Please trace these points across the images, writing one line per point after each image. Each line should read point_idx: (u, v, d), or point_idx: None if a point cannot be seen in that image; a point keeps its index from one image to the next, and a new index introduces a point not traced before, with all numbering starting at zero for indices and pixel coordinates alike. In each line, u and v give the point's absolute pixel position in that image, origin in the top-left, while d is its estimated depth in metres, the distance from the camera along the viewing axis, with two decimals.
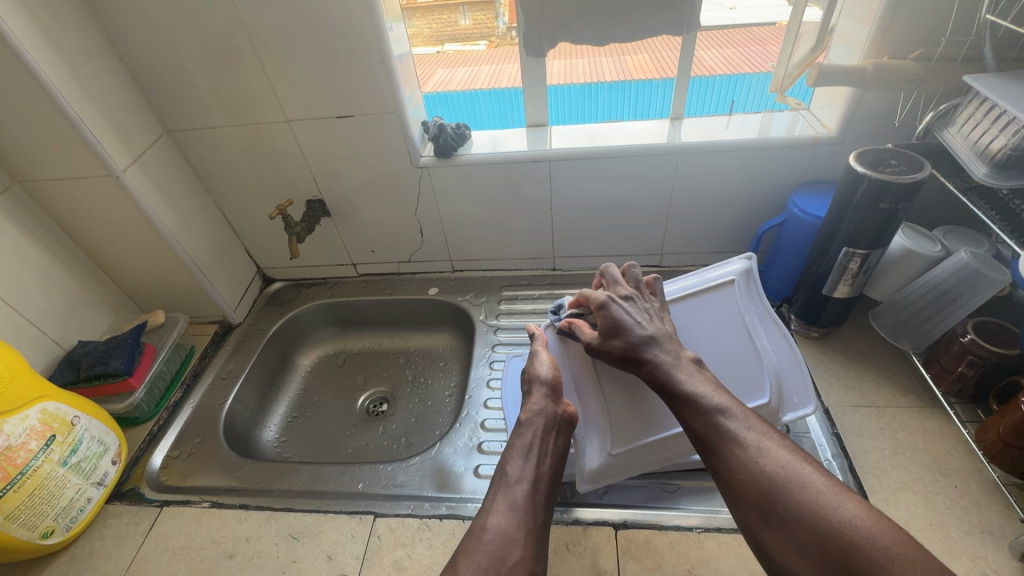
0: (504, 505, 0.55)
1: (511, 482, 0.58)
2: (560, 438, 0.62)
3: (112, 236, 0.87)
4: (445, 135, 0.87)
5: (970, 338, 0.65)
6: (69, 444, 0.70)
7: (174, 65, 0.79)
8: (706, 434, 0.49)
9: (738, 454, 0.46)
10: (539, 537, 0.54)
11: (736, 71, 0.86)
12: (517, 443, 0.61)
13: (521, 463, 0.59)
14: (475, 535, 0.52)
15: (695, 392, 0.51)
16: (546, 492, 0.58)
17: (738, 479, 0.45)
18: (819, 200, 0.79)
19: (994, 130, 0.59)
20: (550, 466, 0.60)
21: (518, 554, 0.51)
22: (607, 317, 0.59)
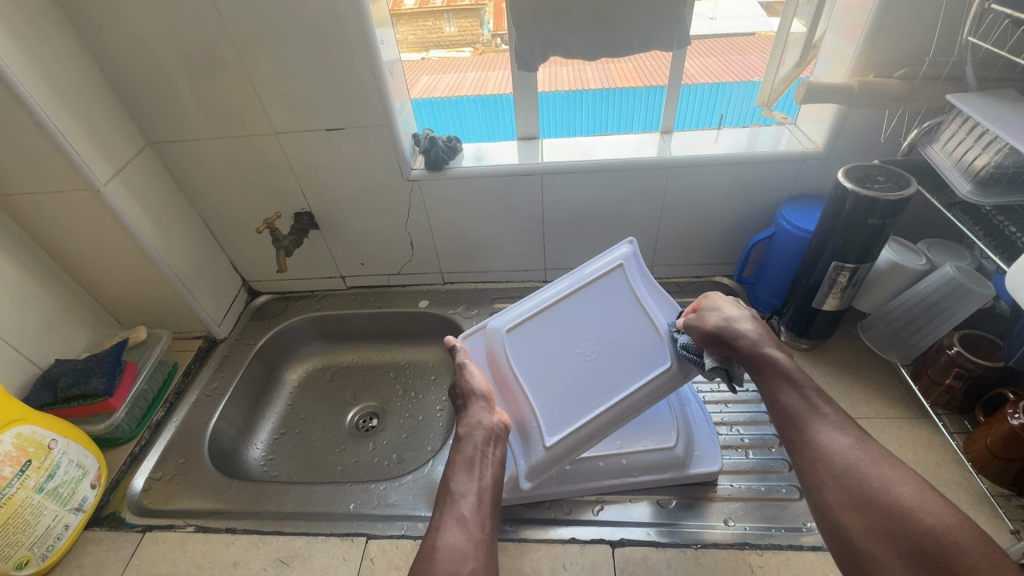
0: (452, 521, 0.54)
1: (456, 497, 0.56)
2: (498, 448, 0.62)
3: (91, 251, 0.84)
4: (437, 148, 0.86)
5: (957, 351, 0.66)
6: (46, 469, 0.67)
7: (158, 76, 0.77)
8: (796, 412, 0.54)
9: (829, 438, 0.50)
10: (489, 546, 0.53)
11: (718, 80, 0.86)
12: (464, 456, 0.60)
13: (465, 476, 0.58)
14: (425, 555, 0.50)
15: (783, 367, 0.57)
16: (490, 503, 0.58)
17: (832, 457, 0.49)
18: (807, 214, 0.81)
19: (977, 147, 0.61)
20: (493, 477, 0.60)
21: (473, 564, 0.50)
22: (721, 305, 0.66)
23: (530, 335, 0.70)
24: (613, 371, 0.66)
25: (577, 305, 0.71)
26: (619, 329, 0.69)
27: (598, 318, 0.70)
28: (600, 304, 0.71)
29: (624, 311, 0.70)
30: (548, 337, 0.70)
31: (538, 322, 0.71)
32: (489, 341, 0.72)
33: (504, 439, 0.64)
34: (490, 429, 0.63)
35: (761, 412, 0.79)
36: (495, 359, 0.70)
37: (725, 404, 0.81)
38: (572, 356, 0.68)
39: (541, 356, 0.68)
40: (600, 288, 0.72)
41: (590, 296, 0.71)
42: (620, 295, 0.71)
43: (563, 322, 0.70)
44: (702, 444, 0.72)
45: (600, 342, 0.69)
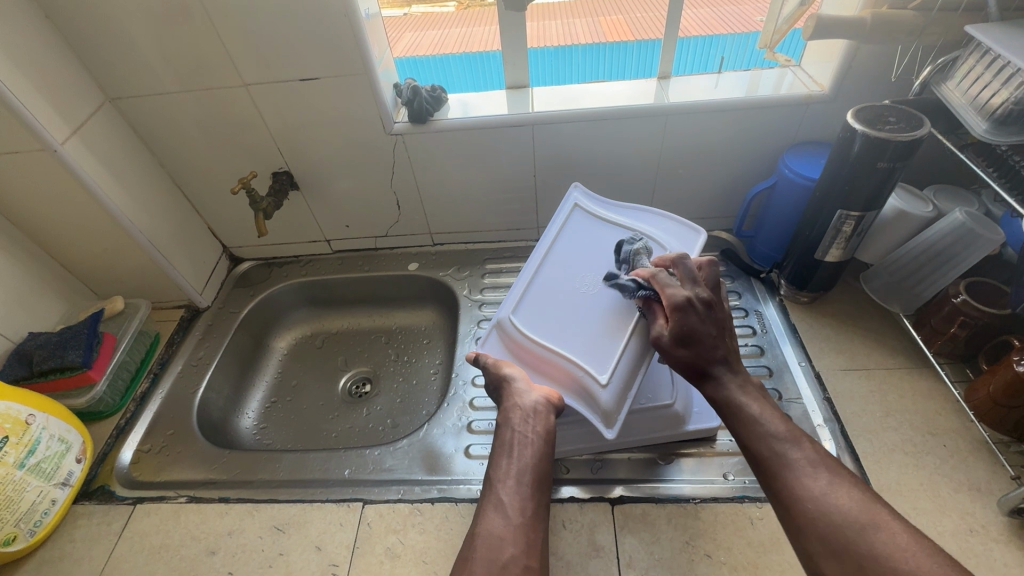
0: (489, 507, 0.52)
1: (495, 484, 0.55)
2: (540, 422, 0.59)
3: (55, 217, 0.79)
4: (420, 99, 0.80)
5: (962, 299, 0.64)
6: (25, 445, 0.64)
7: (110, 21, 0.70)
8: (767, 459, 0.47)
9: (808, 482, 0.44)
10: (531, 529, 0.51)
11: (711, 32, 0.85)
12: (506, 440, 0.58)
13: (506, 460, 0.57)
14: (465, 545, 0.50)
15: (761, 420, 0.49)
16: (534, 484, 0.54)
17: (803, 505, 0.43)
18: (810, 161, 0.77)
19: (996, 83, 0.57)
20: (535, 454, 0.57)
21: (511, 551, 0.48)
22: (688, 320, 0.53)
23: (534, 302, 0.68)
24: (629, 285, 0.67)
25: (564, 256, 0.73)
26: (610, 252, 0.72)
27: (587, 254, 0.72)
28: (584, 245, 0.73)
29: (605, 237, 0.74)
30: (553, 292, 0.68)
31: (534, 290, 0.69)
32: (505, 333, 0.67)
33: (553, 411, 0.60)
34: (527, 406, 0.59)
35: (760, 366, 0.76)
36: (509, 338, 0.67)
37: None
38: (587, 298, 0.67)
39: (557, 312, 0.66)
40: (580, 232, 0.75)
41: (572, 239, 0.74)
42: (592, 229, 0.75)
43: (557, 275, 0.70)
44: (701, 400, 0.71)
45: (602, 275, 0.69)
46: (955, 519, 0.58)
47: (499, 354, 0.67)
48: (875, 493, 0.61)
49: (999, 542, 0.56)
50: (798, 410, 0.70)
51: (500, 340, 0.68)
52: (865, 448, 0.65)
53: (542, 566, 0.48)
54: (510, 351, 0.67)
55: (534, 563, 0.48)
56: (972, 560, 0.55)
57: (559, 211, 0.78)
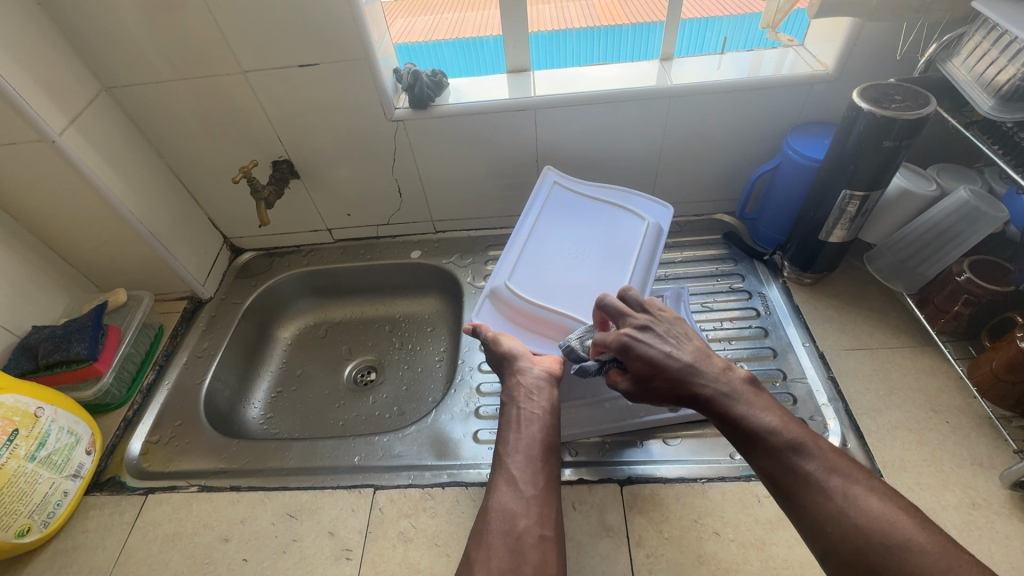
0: (502, 481, 0.52)
1: (505, 456, 0.54)
2: (543, 395, 0.59)
3: (54, 210, 0.79)
4: (421, 84, 0.80)
5: (966, 277, 0.65)
6: (36, 438, 0.64)
7: (104, 7, 0.69)
8: (783, 479, 0.44)
9: (822, 494, 0.42)
10: (544, 501, 0.50)
11: (705, 14, 0.84)
12: (511, 416, 0.58)
13: (513, 434, 0.56)
14: (480, 518, 0.49)
15: (768, 431, 0.46)
16: (544, 457, 0.54)
17: (824, 526, 0.41)
18: (813, 142, 0.77)
19: (1003, 60, 0.57)
20: (540, 428, 0.56)
21: (524, 521, 0.48)
22: (641, 356, 0.53)
23: (526, 270, 0.71)
24: (615, 248, 0.72)
25: (551, 227, 0.75)
26: (592, 222, 0.75)
27: (570, 224, 0.75)
28: (567, 215, 0.77)
29: (587, 208, 0.77)
30: (540, 258, 0.72)
31: (525, 258, 0.72)
32: (506, 300, 0.68)
33: (554, 386, 0.61)
34: (528, 382, 0.60)
35: (764, 347, 0.77)
36: (505, 304, 0.68)
37: (728, 341, 0.79)
38: (575, 264, 0.71)
39: (549, 278, 0.70)
40: (559, 203, 0.78)
41: (552, 210, 0.77)
42: (570, 199, 0.78)
43: (543, 244, 0.73)
44: None
45: (588, 241, 0.73)
46: (958, 493, 0.59)
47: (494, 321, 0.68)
48: (880, 470, 0.62)
49: (1001, 514, 0.57)
50: (803, 390, 0.71)
51: (496, 308, 0.69)
52: (869, 425, 0.66)
53: (557, 536, 0.49)
54: (506, 317, 0.68)
55: (549, 533, 0.48)
56: (975, 533, 0.56)
57: (537, 188, 0.79)
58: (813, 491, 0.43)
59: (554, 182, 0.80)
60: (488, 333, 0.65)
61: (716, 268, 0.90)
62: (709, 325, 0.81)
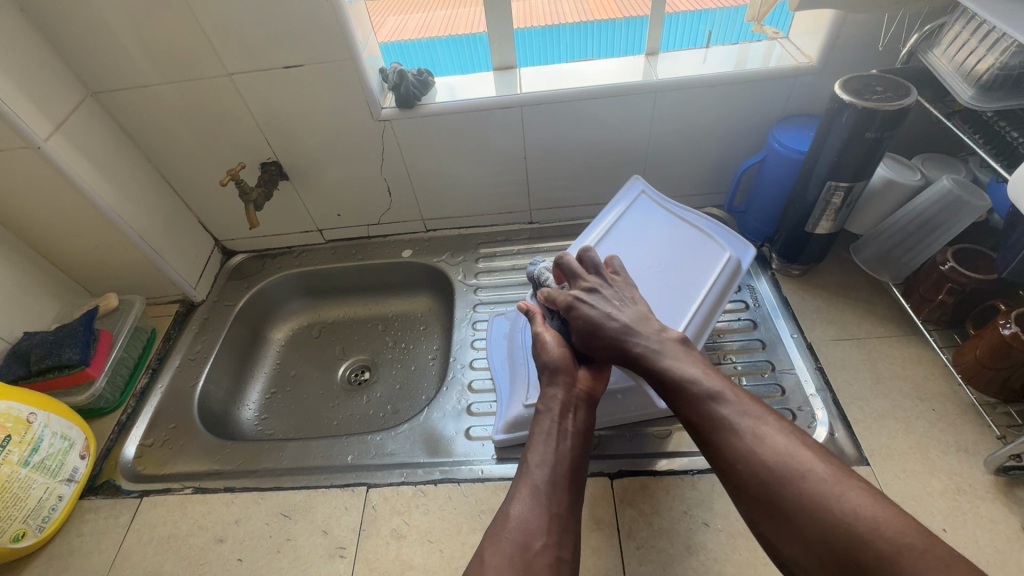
0: (524, 492, 0.52)
1: (530, 467, 0.55)
2: (578, 416, 0.59)
3: (43, 216, 0.79)
4: (407, 83, 0.80)
5: (950, 267, 0.66)
6: (29, 443, 0.65)
7: (86, 12, 0.68)
8: (698, 421, 0.50)
9: (735, 436, 0.48)
10: (564, 522, 0.51)
11: (698, 7, 0.85)
12: (542, 428, 0.58)
13: (542, 445, 0.56)
14: (497, 526, 0.50)
15: (688, 381, 0.52)
16: (570, 475, 0.54)
17: (737, 467, 0.47)
18: (799, 134, 0.77)
19: (982, 49, 0.57)
20: (572, 448, 0.56)
21: (543, 540, 0.49)
22: (579, 307, 0.61)
23: (606, 262, 0.73)
24: (696, 264, 0.72)
25: (628, 229, 0.77)
26: (673, 235, 0.75)
27: (650, 230, 0.77)
28: (642, 223, 0.78)
29: (665, 220, 0.78)
30: (618, 256, 0.74)
31: (605, 250, 0.75)
32: None
33: (591, 408, 0.60)
34: (566, 399, 0.59)
35: (754, 339, 0.77)
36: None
37: (717, 334, 0.79)
38: (649, 269, 0.72)
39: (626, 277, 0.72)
40: (639, 213, 0.79)
41: (635, 217, 0.79)
42: (649, 211, 0.79)
43: (626, 245, 0.75)
44: None
45: (667, 250, 0.74)
46: (944, 479, 0.60)
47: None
48: (866, 458, 0.63)
49: (986, 500, 0.57)
50: (791, 381, 0.72)
51: None
52: (856, 415, 0.67)
53: (571, 559, 0.49)
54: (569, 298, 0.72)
55: (564, 555, 0.49)
56: (960, 518, 0.57)
57: (621, 197, 0.81)
58: (726, 433, 0.48)
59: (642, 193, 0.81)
60: (540, 320, 0.66)
61: None
62: None
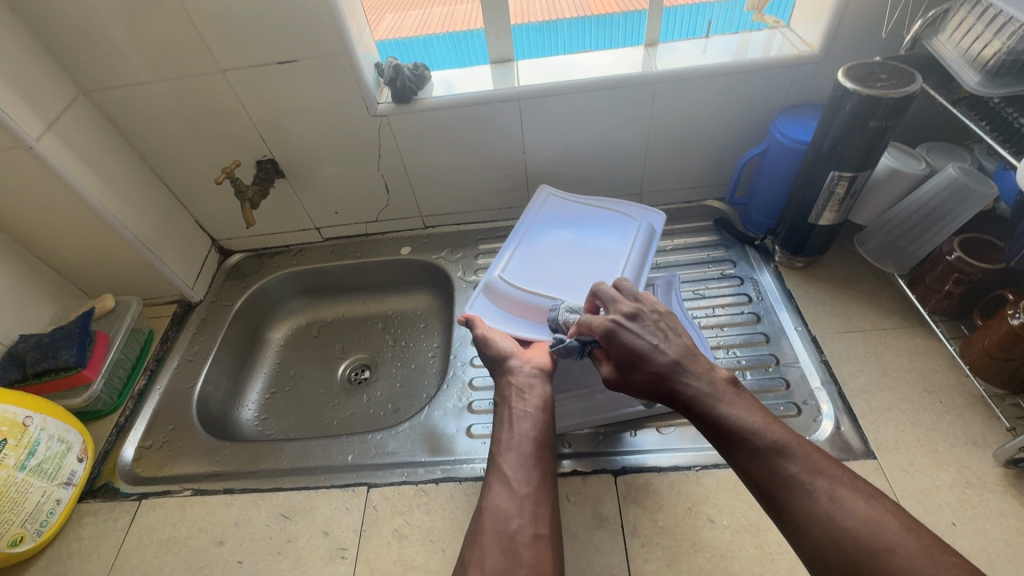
0: (494, 482, 0.52)
1: (497, 456, 0.54)
2: (535, 394, 0.59)
3: (37, 217, 0.78)
4: (403, 77, 0.79)
5: (956, 257, 0.65)
6: (25, 447, 0.64)
7: (75, 9, 0.67)
8: (766, 481, 0.44)
9: (809, 498, 0.42)
10: (537, 498, 0.51)
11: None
12: (503, 415, 0.58)
13: (506, 433, 0.56)
14: (474, 520, 0.50)
15: (746, 431, 0.46)
16: (536, 453, 0.54)
17: (812, 533, 0.41)
18: (800, 124, 0.76)
19: (989, 34, 0.56)
20: (533, 427, 0.56)
21: (519, 521, 0.49)
22: (621, 338, 0.54)
23: (521, 264, 0.72)
24: (610, 239, 0.75)
25: (541, 225, 0.78)
26: (590, 223, 0.78)
27: (565, 223, 0.78)
28: (558, 216, 0.80)
29: (578, 211, 0.80)
30: (534, 253, 0.74)
31: (520, 253, 0.74)
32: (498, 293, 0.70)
33: (547, 381, 0.61)
34: (520, 382, 0.60)
35: (757, 333, 0.76)
36: (501, 297, 0.70)
37: (720, 328, 0.78)
38: (570, 264, 0.72)
39: (545, 271, 0.71)
40: (552, 211, 0.80)
41: (547, 217, 0.79)
42: (564, 207, 0.81)
43: (538, 241, 0.76)
44: None
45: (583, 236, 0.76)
46: (953, 472, 0.59)
47: (489, 313, 0.70)
48: (873, 452, 0.62)
49: (996, 493, 0.57)
50: (796, 374, 0.71)
51: (490, 302, 0.70)
52: (862, 408, 0.66)
53: (551, 534, 0.49)
54: (501, 309, 0.70)
55: (542, 531, 0.48)
56: (970, 512, 0.56)
57: (531, 203, 0.82)
58: (799, 494, 0.42)
59: (548, 196, 0.83)
60: (479, 326, 0.66)
61: (707, 255, 0.89)
62: (701, 312, 0.80)
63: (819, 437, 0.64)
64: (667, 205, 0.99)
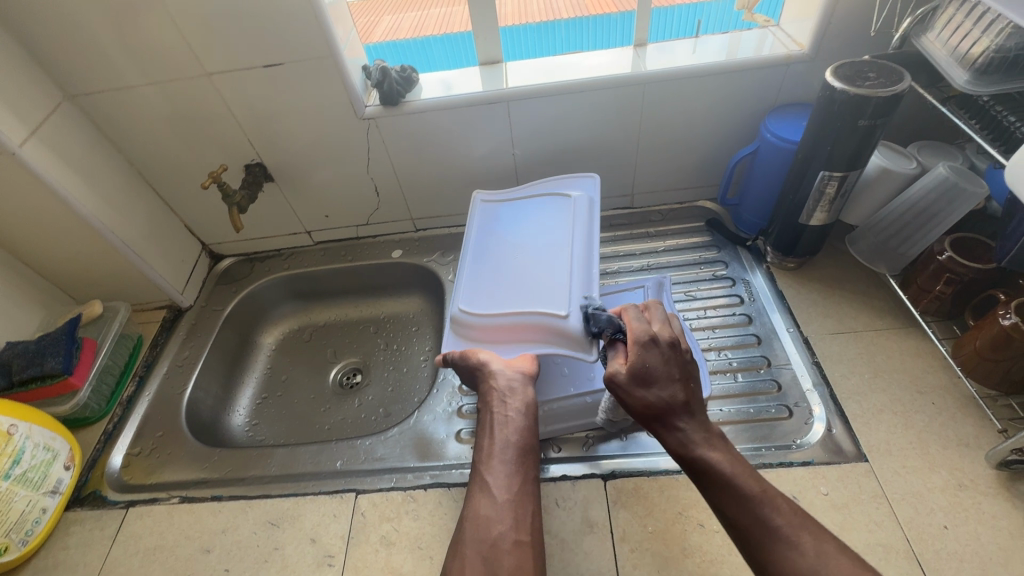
0: (477, 489, 0.51)
1: (479, 462, 0.54)
2: (518, 397, 0.57)
3: (22, 224, 0.77)
4: (390, 80, 0.78)
5: (947, 257, 0.64)
6: (10, 455, 0.63)
7: (57, 14, 0.67)
8: (747, 527, 0.44)
9: (791, 548, 0.42)
10: (520, 505, 0.50)
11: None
12: (485, 420, 0.57)
13: (489, 438, 0.55)
14: (457, 530, 0.49)
15: (732, 476, 0.46)
16: (519, 458, 0.53)
17: None
18: (792, 124, 0.76)
19: (977, 32, 0.56)
20: (517, 431, 0.55)
21: (501, 529, 0.48)
22: (647, 359, 0.50)
23: (472, 286, 0.68)
24: (558, 233, 0.69)
25: (491, 235, 0.73)
26: (540, 218, 0.73)
27: (515, 227, 0.73)
28: (503, 216, 0.76)
29: (516, 211, 0.75)
30: (482, 271, 0.69)
31: (469, 276, 0.69)
32: (462, 325, 0.65)
33: (529, 383, 0.60)
34: (503, 385, 0.58)
35: (748, 334, 0.76)
36: (469, 329, 0.65)
37: (711, 330, 0.78)
38: (522, 269, 0.67)
39: (497, 286, 0.66)
40: (490, 212, 0.77)
41: (485, 225, 0.75)
42: (503, 206, 0.77)
43: (488, 254, 0.71)
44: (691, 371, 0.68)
45: (534, 237, 0.70)
46: (945, 475, 0.58)
47: (462, 347, 0.65)
48: (865, 455, 0.61)
49: (988, 495, 0.56)
50: (788, 376, 0.70)
51: (458, 336, 0.66)
52: (854, 410, 0.65)
53: (533, 540, 0.48)
54: (474, 341, 0.65)
55: (523, 538, 0.48)
56: (962, 514, 0.55)
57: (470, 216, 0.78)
58: (783, 544, 0.42)
59: (483, 204, 0.79)
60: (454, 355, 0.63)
61: (699, 257, 0.89)
62: (693, 314, 0.80)
63: (810, 440, 0.63)
64: (659, 205, 0.98)
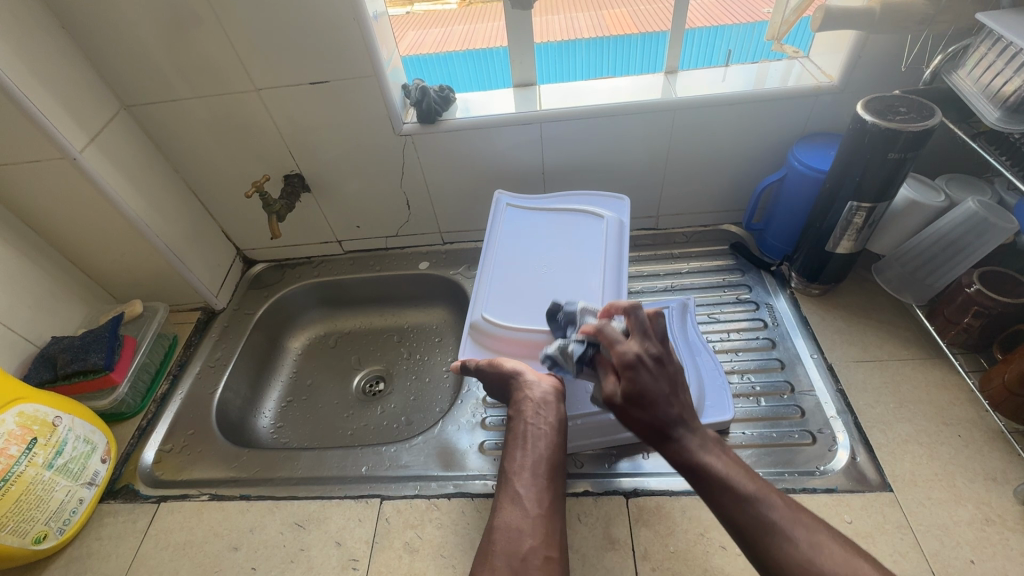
0: (507, 502, 0.54)
1: (510, 476, 0.56)
2: (552, 413, 0.60)
3: (73, 224, 0.81)
4: (429, 99, 0.81)
5: (975, 289, 0.65)
6: (53, 446, 0.66)
7: (123, 31, 0.71)
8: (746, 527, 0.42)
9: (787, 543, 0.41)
10: (548, 521, 0.52)
11: (714, 23, 0.85)
12: (517, 433, 0.59)
13: (520, 452, 0.57)
14: (485, 539, 0.51)
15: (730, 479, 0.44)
16: (549, 475, 0.55)
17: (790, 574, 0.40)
18: (819, 153, 0.77)
19: (1009, 71, 0.57)
20: (547, 446, 0.57)
21: (530, 543, 0.50)
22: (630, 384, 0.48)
23: (497, 295, 0.70)
24: (582, 251, 0.74)
25: (510, 241, 0.77)
26: (561, 233, 0.77)
27: (537, 239, 0.77)
28: (530, 226, 0.79)
29: (538, 222, 0.79)
30: (507, 282, 0.71)
31: (491, 286, 0.71)
32: (488, 335, 0.67)
33: (562, 400, 0.61)
34: (537, 398, 0.60)
35: (771, 359, 0.76)
36: (492, 340, 0.67)
37: (734, 353, 0.78)
38: (547, 281, 0.71)
39: (521, 298, 0.69)
40: (517, 221, 0.80)
41: (503, 234, 0.78)
42: (529, 218, 0.80)
43: (510, 265, 0.73)
44: (713, 391, 0.69)
45: (558, 253, 0.74)
46: (971, 509, 0.58)
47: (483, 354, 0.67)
48: (890, 484, 0.61)
49: (1016, 531, 0.56)
50: (811, 402, 0.70)
51: (480, 344, 0.68)
52: (879, 439, 0.65)
53: (561, 556, 0.50)
54: (495, 350, 0.67)
55: (552, 553, 0.49)
56: (988, 549, 0.55)
57: (490, 219, 0.81)
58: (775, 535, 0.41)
59: (507, 206, 0.82)
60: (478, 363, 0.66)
61: (722, 279, 0.90)
62: (716, 336, 0.81)
63: (834, 467, 0.63)
64: (684, 227, 0.99)
